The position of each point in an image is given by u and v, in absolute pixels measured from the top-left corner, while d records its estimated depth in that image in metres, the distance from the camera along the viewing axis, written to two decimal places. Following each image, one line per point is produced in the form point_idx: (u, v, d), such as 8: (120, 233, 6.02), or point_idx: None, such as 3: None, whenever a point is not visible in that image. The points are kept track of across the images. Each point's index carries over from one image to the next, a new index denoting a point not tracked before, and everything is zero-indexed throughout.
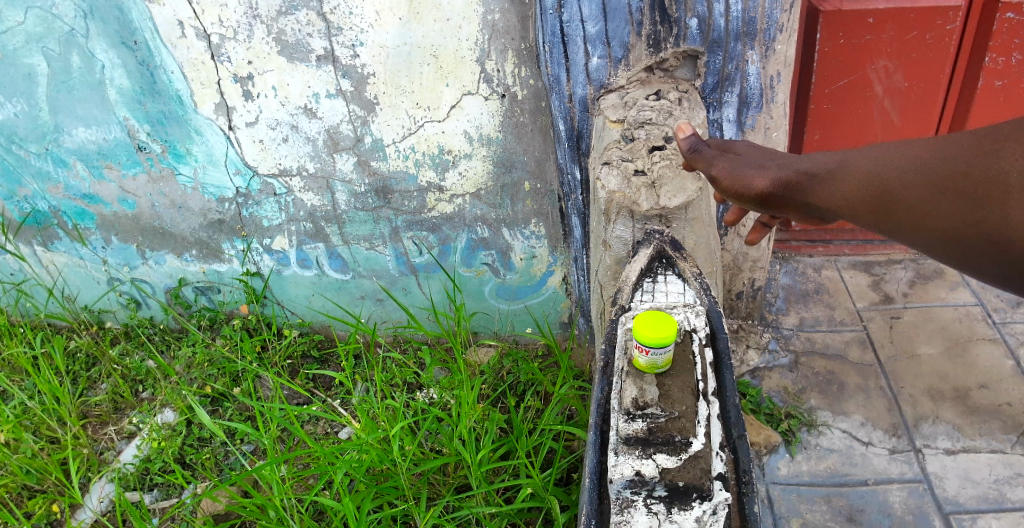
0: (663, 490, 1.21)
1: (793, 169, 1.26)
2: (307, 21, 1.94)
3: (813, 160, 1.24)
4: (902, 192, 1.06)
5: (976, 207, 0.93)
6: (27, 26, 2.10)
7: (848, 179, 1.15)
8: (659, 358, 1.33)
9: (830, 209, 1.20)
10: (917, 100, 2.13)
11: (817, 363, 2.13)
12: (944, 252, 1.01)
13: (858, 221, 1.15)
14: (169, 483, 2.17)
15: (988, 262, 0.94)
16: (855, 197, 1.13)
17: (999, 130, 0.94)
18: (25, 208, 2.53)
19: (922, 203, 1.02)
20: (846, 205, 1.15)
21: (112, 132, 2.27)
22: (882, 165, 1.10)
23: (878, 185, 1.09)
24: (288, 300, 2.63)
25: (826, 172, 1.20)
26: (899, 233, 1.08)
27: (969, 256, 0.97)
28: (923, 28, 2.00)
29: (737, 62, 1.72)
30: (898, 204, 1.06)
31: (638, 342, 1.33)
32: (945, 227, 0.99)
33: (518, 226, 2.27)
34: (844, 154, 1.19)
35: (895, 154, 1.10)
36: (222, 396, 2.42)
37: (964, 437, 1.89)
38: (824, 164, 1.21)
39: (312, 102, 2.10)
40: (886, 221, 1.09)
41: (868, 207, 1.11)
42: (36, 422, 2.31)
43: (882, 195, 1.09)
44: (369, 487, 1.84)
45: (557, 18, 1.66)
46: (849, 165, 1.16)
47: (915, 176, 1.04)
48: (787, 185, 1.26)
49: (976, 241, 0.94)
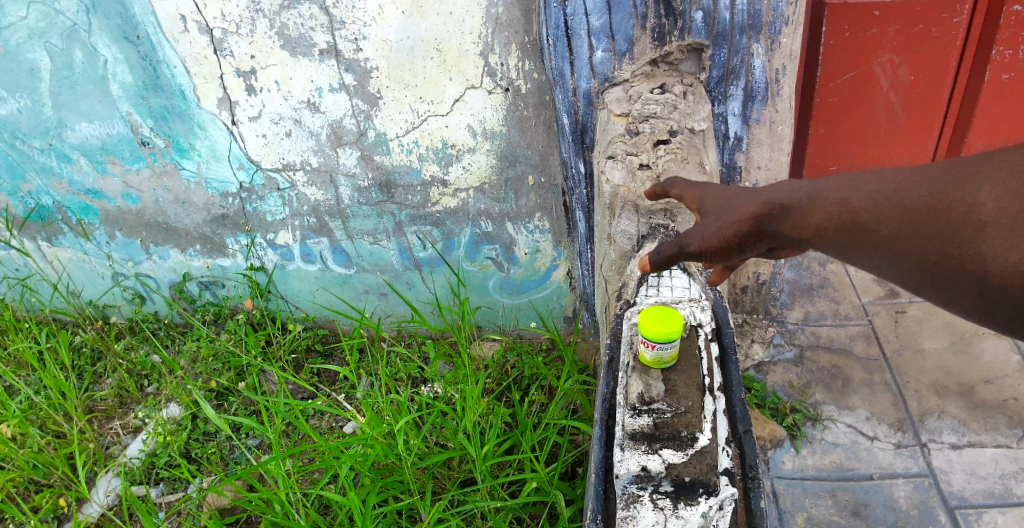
0: (668, 485, 1.20)
1: (759, 200, 1.19)
2: (310, 15, 1.93)
3: (779, 190, 1.17)
4: (877, 221, 1.01)
5: (959, 238, 0.91)
6: (30, 21, 2.09)
7: (821, 206, 1.10)
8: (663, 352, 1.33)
9: (798, 239, 1.14)
10: (923, 94, 2.11)
11: (822, 358, 2.12)
12: (921, 284, 0.98)
13: (830, 250, 1.10)
14: (175, 478, 2.18)
15: (968, 296, 0.92)
16: (827, 227, 1.08)
17: (972, 162, 0.94)
18: (30, 204, 2.54)
19: (899, 231, 0.99)
20: (819, 234, 1.10)
21: (115, 127, 2.27)
22: (855, 191, 1.06)
23: (850, 212, 1.05)
24: (293, 295, 2.64)
25: (796, 202, 1.14)
26: (874, 263, 1.03)
27: (949, 290, 0.94)
28: (928, 21, 1.98)
29: (743, 55, 1.70)
30: (874, 232, 1.02)
31: (643, 336, 1.34)
32: (926, 255, 0.95)
33: (522, 221, 2.27)
34: (811, 183, 1.14)
35: (867, 179, 1.06)
36: (227, 391, 2.42)
37: (969, 431, 1.89)
38: (792, 194, 1.15)
39: (315, 96, 2.09)
40: (860, 250, 1.04)
41: (841, 237, 1.06)
42: (42, 417, 2.32)
43: (856, 222, 1.04)
44: (374, 481, 1.84)
45: (561, 12, 1.66)
46: (819, 192, 1.11)
47: (889, 202, 1.01)
48: (754, 221, 1.18)
49: (957, 274, 0.91)
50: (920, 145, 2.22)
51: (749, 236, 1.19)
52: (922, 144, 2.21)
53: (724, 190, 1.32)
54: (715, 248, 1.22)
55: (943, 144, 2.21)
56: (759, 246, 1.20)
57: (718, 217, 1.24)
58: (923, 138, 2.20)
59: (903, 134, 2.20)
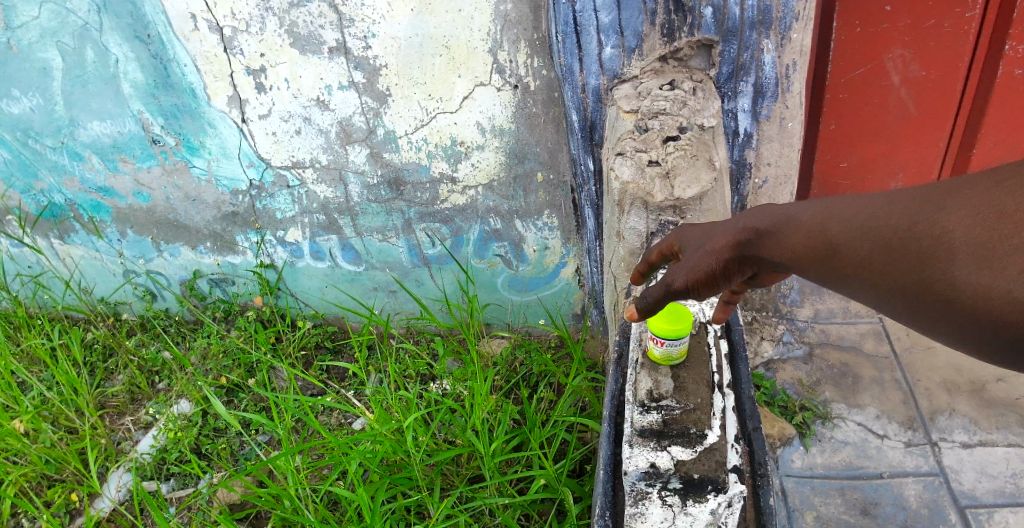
0: (678, 482, 1.20)
1: (738, 226, 1.15)
2: (319, 13, 1.94)
3: (757, 215, 1.13)
4: (850, 246, 0.94)
5: (930, 265, 0.83)
6: (42, 20, 2.11)
7: (796, 231, 1.05)
8: (672, 348, 1.34)
9: (779, 264, 1.09)
10: (935, 90, 2.09)
11: (831, 356, 2.11)
12: (901, 313, 0.90)
13: (809, 276, 1.04)
14: (185, 473, 2.19)
15: (946, 326, 0.84)
16: (804, 251, 1.03)
17: (947, 183, 0.85)
18: (42, 202, 2.56)
19: (872, 257, 0.91)
20: (795, 260, 1.05)
21: (126, 125, 2.28)
22: (830, 215, 0.99)
23: (825, 237, 0.99)
24: (302, 292, 2.65)
25: (774, 227, 1.09)
26: (854, 290, 0.96)
27: (927, 319, 0.86)
28: (940, 16, 1.96)
29: (753, 51, 1.70)
30: (848, 257, 0.95)
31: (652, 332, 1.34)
32: (901, 283, 0.87)
33: (531, 218, 2.27)
34: (790, 206, 1.09)
35: (844, 201, 0.99)
36: (237, 387, 2.43)
37: (980, 430, 1.87)
38: (769, 219, 1.10)
39: (324, 94, 2.10)
40: (838, 277, 0.98)
41: (819, 263, 1.00)
42: (55, 412, 2.35)
43: (832, 248, 0.97)
44: (383, 478, 1.85)
45: (570, 8, 1.67)
46: (796, 216, 1.06)
47: (862, 226, 0.93)
48: (733, 248, 1.15)
49: (928, 302, 0.84)
50: (932, 142, 2.19)
51: (731, 262, 1.17)
52: (934, 141, 2.19)
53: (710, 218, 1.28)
54: (700, 280, 1.22)
55: (956, 141, 2.18)
56: (742, 270, 1.18)
57: (699, 250, 1.22)
58: (935, 134, 2.18)
59: (915, 131, 2.18)
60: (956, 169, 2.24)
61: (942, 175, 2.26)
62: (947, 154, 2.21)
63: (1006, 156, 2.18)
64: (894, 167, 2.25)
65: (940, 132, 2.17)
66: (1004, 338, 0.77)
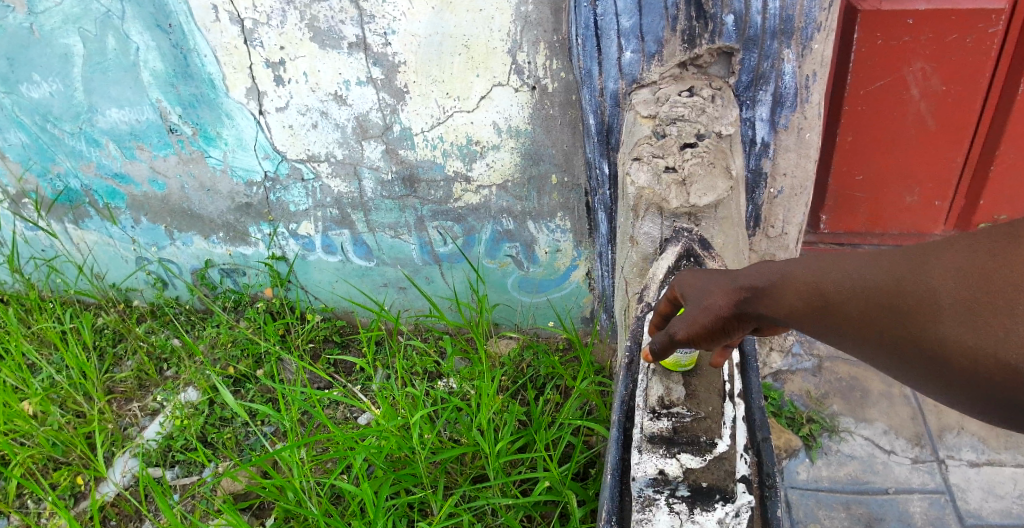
0: (686, 490, 1.20)
1: (735, 284, 1.15)
2: (340, 8, 1.95)
3: (755, 272, 1.13)
4: (842, 302, 0.94)
5: (920, 322, 0.83)
6: (65, 6, 2.13)
7: (790, 288, 1.04)
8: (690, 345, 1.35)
9: (776, 320, 1.09)
10: (955, 104, 2.07)
11: (841, 368, 2.10)
12: (895, 368, 0.90)
13: (806, 331, 1.04)
14: (190, 461, 2.20)
15: (941, 382, 0.83)
16: (799, 308, 1.02)
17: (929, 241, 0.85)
18: (58, 187, 2.58)
19: (863, 313, 0.91)
20: (794, 317, 1.04)
21: (144, 113, 2.30)
22: (821, 272, 0.99)
23: (819, 295, 0.98)
24: (313, 285, 2.66)
25: (771, 284, 1.08)
26: (849, 346, 0.96)
27: (921, 375, 0.86)
28: (963, 30, 1.94)
29: (773, 61, 1.69)
30: (839, 314, 0.95)
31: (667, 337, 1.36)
32: (894, 340, 0.87)
33: (544, 219, 2.27)
34: (785, 263, 1.09)
35: (835, 257, 0.99)
36: (245, 377, 2.45)
37: (989, 450, 1.86)
38: (765, 278, 1.10)
39: (343, 89, 2.10)
40: (832, 333, 0.97)
41: (815, 320, 1.00)
42: (63, 396, 2.36)
43: (825, 306, 0.97)
44: (387, 473, 1.86)
45: (591, 11, 1.67)
46: (791, 274, 1.05)
47: (852, 283, 0.93)
48: (727, 304, 1.16)
49: (919, 358, 0.84)
50: (950, 157, 2.17)
51: (727, 318, 1.17)
52: (953, 155, 2.17)
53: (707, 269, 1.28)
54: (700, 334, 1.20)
55: (974, 156, 2.16)
56: (739, 325, 1.17)
57: (694, 305, 1.22)
58: (953, 150, 2.16)
59: (933, 145, 2.16)
60: (974, 183, 2.22)
61: (960, 190, 2.25)
62: (965, 170, 2.20)
63: None
64: (911, 181, 2.24)
65: (959, 147, 2.15)
66: (997, 397, 0.77)
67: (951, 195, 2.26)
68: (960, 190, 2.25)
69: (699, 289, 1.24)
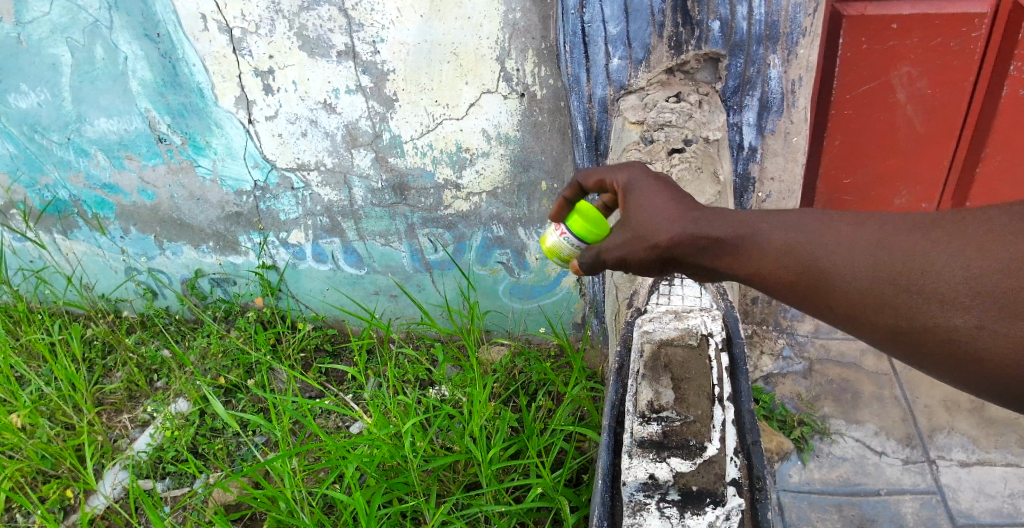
0: (676, 494, 1.19)
1: (688, 229, 1.07)
2: (329, 17, 1.95)
3: (713, 220, 1.06)
4: (841, 278, 0.92)
5: (932, 311, 0.83)
6: (52, 16, 2.12)
7: (764, 253, 1.00)
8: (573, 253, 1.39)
9: (727, 272, 1.06)
10: (941, 107, 2.10)
11: (831, 371, 2.11)
12: (891, 350, 0.90)
13: (771, 295, 1.02)
14: (181, 472, 2.19)
15: (946, 369, 0.84)
16: (777, 275, 0.98)
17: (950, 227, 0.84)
18: (46, 197, 2.56)
19: (867, 293, 0.89)
20: (767, 283, 1.00)
21: (133, 123, 2.29)
22: (815, 243, 0.95)
23: (812, 267, 0.94)
24: (303, 294, 2.65)
25: (735, 243, 1.03)
26: (840, 324, 0.94)
27: (923, 361, 0.86)
28: (948, 35, 1.97)
29: (759, 66, 1.70)
30: (838, 293, 0.92)
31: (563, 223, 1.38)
32: (900, 326, 0.86)
33: (534, 226, 2.27)
34: (753, 218, 1.02)
35: (828, 225, 0.95)
36: (236, 387, 2.43)
37: (979, 449, 1.87)
38: (729, 232, 1.03)
39: (332, 98, 2.10)
40: (821, 309, 0.95)
41: (799, 291, 0.96)
42: (52, 408, 2.34)
43: (817, 280, 0.94)
44: (380, 482, 1.85)
45: (579, 18, 1.68)
46: (766, 235, 1.00)
47: (857, 261, 0.90)
48: (678, 250, 1.09)
49: (932, 348, 0.84)
50: (937, 159, 2.20)
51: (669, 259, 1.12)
52: (939, 158, 2.19)
53: (656, 182, 1.17)
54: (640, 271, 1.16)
55: (960, 158, 2.19)
56: (676, 268, 1.14)
57: (639, 231, 1.14)
58: (940, 152, 2.18)
59: (921, 148, 2.18)
60: (960, 185, 2.25)
61: (946, 192, 2.27)
62: (952, 172, 2.23)
63: (1012, 174, 2.18)
64: (898, 183, 2.26)
65: (945, 150, 2.18)
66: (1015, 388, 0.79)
67: (938, 197, 2.28)
68: (947, 192, 2.27)
69: (647, 212, 1.14)
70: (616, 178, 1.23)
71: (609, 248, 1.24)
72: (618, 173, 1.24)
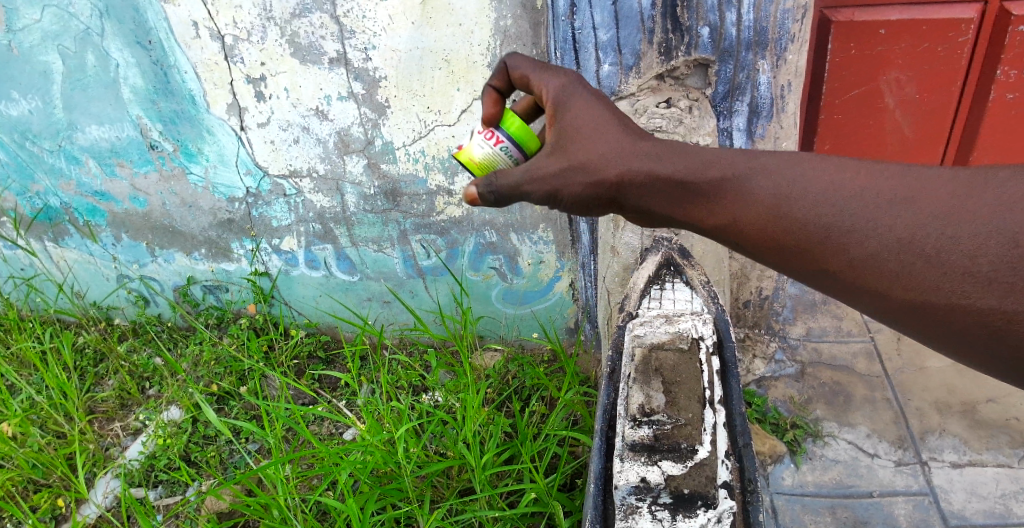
0: (668, 497, 1.20)
1: (647, 166, 1.09)
2: (321, 24, 1.96)
3: (671, 160, 1.09)
4: (849, 243, 0.91)
5: (945, 284, 0.82)
6: (43, 24, 2.12)
7: (749, 204, 1.02)
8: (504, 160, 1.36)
9: (678, 217, 1.11)
10: (929, 112, 2.12)
11: (823, 374, 2.12)
12: (891, 317, 0.91)
13: (758, 251, 1.04)
14: (174, 480, 2.17)
15: (953, 338, 0.85)
16: (764, 227, 1.00)
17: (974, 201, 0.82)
18: (37, 204, 2.55)
19: (878, 259, 0.88)
20: (751, 235, 1.03)
21: (124, 130, 2.29)
22: (824, 204, 0.94)
23: (819, 227, 0.94)
24: (296, 300, 2.64)
25: (715, 191, 1.05)
26: (839, 289, 0.95)
27: (927, 330, 0.87)
28: (935, 40, 2.00)
29: (748, 72, 1.72)
30: (842, 256, 0.92)
31: (492, 127, 1.37)
32: (908, 295, 0.86)
33: (527, 231, 2.27)
34: (731, 165, 1.04)
35: (840, 186, 0.94)
36: (228, 395, 2.42)
37: (971, 451, 1.88)
38: (698, 174, 1.06)
39: (324, 104, 2.11)
40: (821, 272, 0.96)
41: (799, 251, 0.97)
42: (43, 417, 2.33)
43: (822, 241, 0.94)
44: (373, 488, 1.84)
45: (569, 25, 1.69)
46: (756, 185, 1.02)
47: (868, 227, 0.89)
48: (629, 187, 1.12)
49: (941, 319, 0.84)
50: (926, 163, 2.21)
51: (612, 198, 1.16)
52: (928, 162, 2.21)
53: (593, 98, 1.18)
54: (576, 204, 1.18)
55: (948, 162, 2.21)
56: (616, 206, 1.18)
57: (585, 159, 1.14)
58: (929, 157, 2.20)
59: (910, 154, 2.20)
60: None
61: None
62: None
63: None
64: None
65: (933, 155, 2.20)
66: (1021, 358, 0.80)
67: None
68: None
69: (593, 138, 1.14)
70: (551, 85, 1.24)
71: (536, 173, 1.17)
72: (554, 81, 1.24)
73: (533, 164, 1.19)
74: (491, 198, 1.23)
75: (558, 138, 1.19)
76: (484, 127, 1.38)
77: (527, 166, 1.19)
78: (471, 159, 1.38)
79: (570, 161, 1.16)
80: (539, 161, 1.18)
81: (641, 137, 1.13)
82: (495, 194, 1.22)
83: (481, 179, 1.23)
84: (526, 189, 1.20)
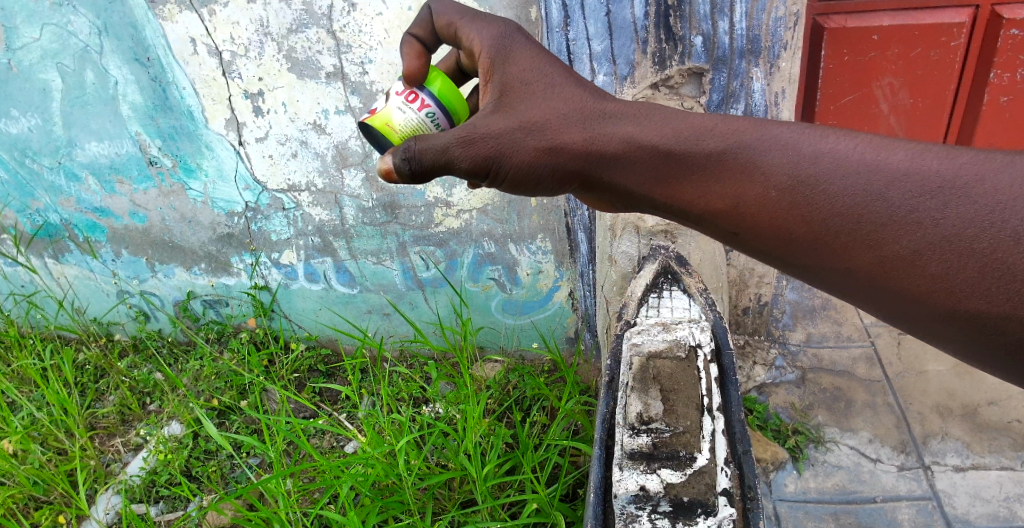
0: (667, 505, 1.20)
1: (621, 133, 1.07)
2: (317, 39, 1.98)
3: (649, 128, 1.07)
4: (871, 236, 0.85)
5: (976, 289, 0.78)
6: (43, 42, 2.14)
7: (758, 183, 0.96)
8: (428, 125, 1.33)
9: (645, 192, 1.09)
10: (924, 117, 2.13)
11: (824, 380, 2.12)
12: (916, 321, 0.87)
13: (759, 241, 0.98)
14: (175, 496, 2.17)
15: (989, 348, 0.81)
16: (769, 211, 0.95)
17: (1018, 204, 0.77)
18: (37, 221, 2.57)
19: (917, 259, 0.82)
20: (754, 221, 0.97)
21: (124, 147, 2.30)
22: (856, 189, 0.87)
23: (848, 217, 0.87)
24: (296, 314, 2.65)
25: (711, 165, 1.00)
26: (861, 289, 0.90)
27: (960, 339, 0.83)
28: (928, 45, 2.01)
29: (742, 79, 1.73)
30: (866, 250, 0.86)
31: (415, 87, 1.33)
32: (948, 302, 0.81)
33: (525, 242, 2.28)
34: (735, 144, 0.99)
35: (877, 167, 0.87)
36: (229, 409, 2.42)
37: (973, 454, 1.88)
38: (692, 146, 1.01)
39: (321, 118, 2.12)
40: (841, 268, 0.90)
41: (820, 243, 0.91)
42: (44, 433, 2.32)
43: (847, 232, 0.87)
44: (374, 501, 1.84)
45: (564, 36, 1.72)
46: (766, 160, 0.95)
47: (910, 218, 0.82)
48: (606, 160, 1.09)
49: (963, 323, 0.81)
50: None
51: (569, 169, 1.13)
52: None
53: (535, 52, 1.20)
54: (521, 172, 1.15)
55: None
56: (569, 179, 1.16)
57: (532, 122, 1.13)
58: None
59: None
60: None
61: None
62: None
63: None
64: None
65: None
66: None
67: None
68: None
69: (539, 97, 1.15)
70: (499, 42, 1.23)
71: (475, 132, 1.14)
72: (488, 30, 1.24)
73: (469, 124, 1.15)
74: (407, 167, 1.15)
75: (498, 97, 1.18)
76: (404, 88, 1.34)
77: (460, 127, 1.15)
78: (389, 124, 1.33)
79: (520, 121, 1.14)
80: (476, 121, 1.15)
81: (596, 95, 1.14)
82: (412, 163, 1.16)
83: (397, 148, 1.16)
84: (454, 153, 1.13)
